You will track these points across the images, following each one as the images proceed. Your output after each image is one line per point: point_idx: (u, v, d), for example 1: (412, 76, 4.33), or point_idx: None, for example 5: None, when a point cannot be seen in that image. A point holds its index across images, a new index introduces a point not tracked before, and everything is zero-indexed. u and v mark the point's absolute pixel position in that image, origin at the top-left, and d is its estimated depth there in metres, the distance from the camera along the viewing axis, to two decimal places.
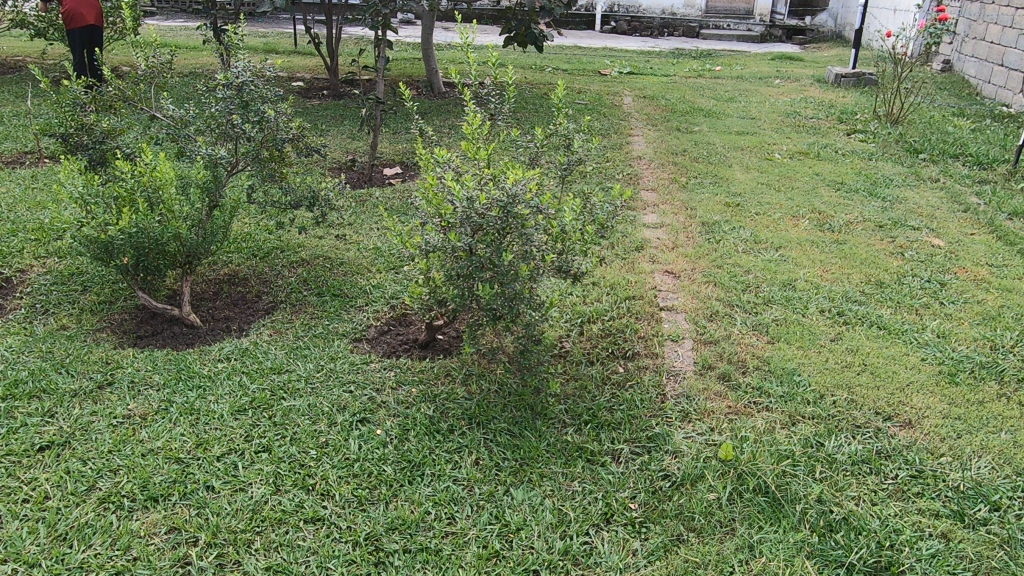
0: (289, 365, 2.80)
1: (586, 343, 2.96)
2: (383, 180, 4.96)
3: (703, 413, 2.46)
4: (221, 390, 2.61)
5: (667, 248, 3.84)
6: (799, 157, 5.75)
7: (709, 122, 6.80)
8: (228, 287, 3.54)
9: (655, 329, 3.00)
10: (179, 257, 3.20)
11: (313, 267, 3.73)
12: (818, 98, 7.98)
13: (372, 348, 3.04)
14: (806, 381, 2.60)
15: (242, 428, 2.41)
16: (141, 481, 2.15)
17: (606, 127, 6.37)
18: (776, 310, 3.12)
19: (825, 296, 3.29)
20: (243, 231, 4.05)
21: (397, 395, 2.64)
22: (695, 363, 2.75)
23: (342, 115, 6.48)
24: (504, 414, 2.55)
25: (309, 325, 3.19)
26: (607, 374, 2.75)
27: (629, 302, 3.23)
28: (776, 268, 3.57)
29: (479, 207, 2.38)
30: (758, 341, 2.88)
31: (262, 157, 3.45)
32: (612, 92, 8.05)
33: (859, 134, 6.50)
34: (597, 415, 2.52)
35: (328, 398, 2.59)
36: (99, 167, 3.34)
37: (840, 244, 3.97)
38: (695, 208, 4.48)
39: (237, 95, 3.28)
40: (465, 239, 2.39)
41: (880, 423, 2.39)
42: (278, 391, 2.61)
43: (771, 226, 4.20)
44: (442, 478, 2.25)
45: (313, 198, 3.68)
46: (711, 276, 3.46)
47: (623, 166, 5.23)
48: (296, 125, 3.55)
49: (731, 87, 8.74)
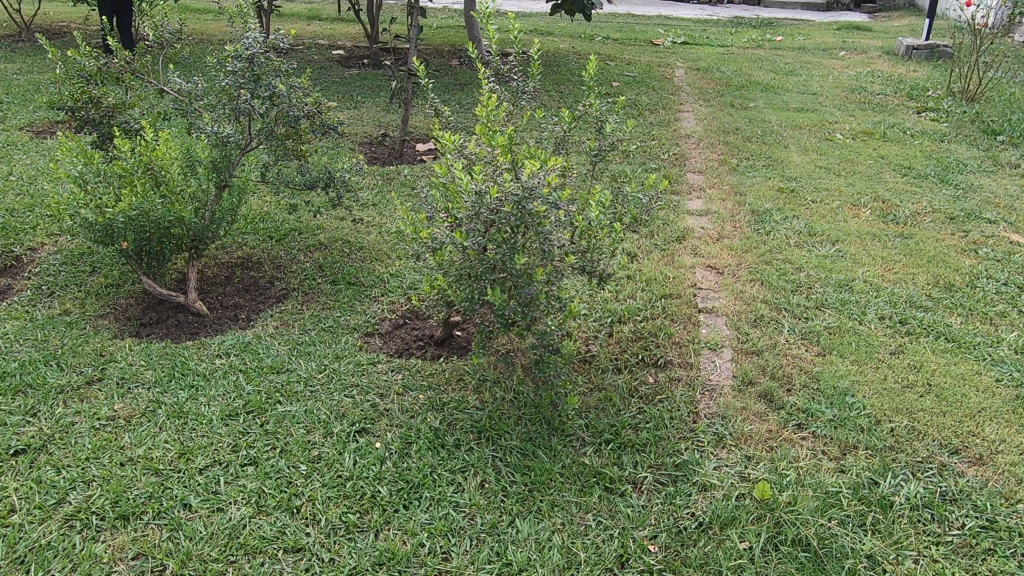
0: (290, 363, 2.60)
1: (614, 347, 2.70)
2: (414, 156, 4.73)
3: (740, 437, 2.18)
4: (215, 391, 2.42)
5: (711, 239, 3.53)
6: (864, 137, 5.32)
7: (766, 97, 6.38)
8: (241, 271, 3.36)
9: (691, 334, 2.71)
10: (185, 241, 3.02)
11: (330, 252, 3.52)
12: (886, 72, 7.44)
13: (383, 344, 2.83)
14: (861, 403, 2.29)
15: (231, 436, 2.22)
16: (113, 496, 1.98)
17: (654, 101, 6.01)
18: (829, 316, 2.80)
19: (886, 300, 2.94)
20: (262, 212, 3.87)
21: (403, 402, 2.42)
22: (735, 376, 2.46)
23: (379, 86, 6.26)
24: (517, 428, 2.31)
25: (319, 316, 2.99)
26: (634, 385, 2.49)
27: (665, 301, 2.95)
28: (831, 265, 3.23)
29: (489, 202, 2.10)
30: (807, 353, 2.57)
31: (276, 134, 3.25)
32: (663, 64, 7.66)
33: (930, 113, 6.00)
34: (620, 434, 2.26)
35: (327, 403, 2.39)
36: (106, 143, 3.17)
37: (905, 239, 3.60)
38: (744, 193, 4.14)
39: (248, 67, 3.04)
40: (474, 238, 2.13)
41: (945, 459, 2.08)
42: (275, 394, 2.42)
43: (828, 215, 3.84)
44: (442, 503, 2.02)
45: (330, 178, 3.45)
46: (758, 274, 3.15)
47: (670, 146, 4.90)
48: (312, 101, 3.31)
49: (792, 59, 8.24)
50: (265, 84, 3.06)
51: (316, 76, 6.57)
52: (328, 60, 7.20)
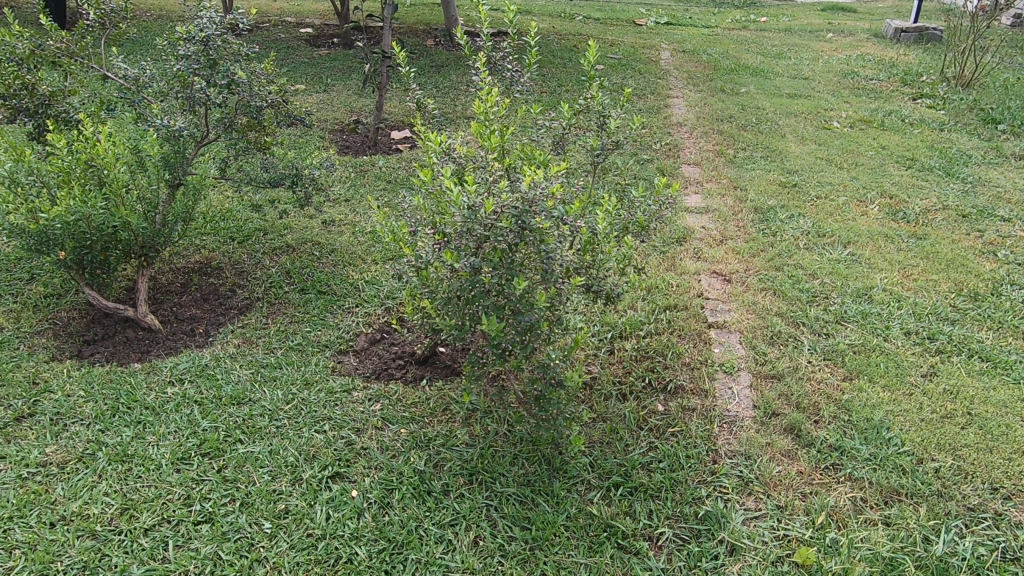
0: (253, 392, 2.29)
1: (617, 368, 2.43)
2: (389, 146, 4.40)
3: (768, 482, 1.93)
4: (166, 429, 2.11)
5: (713, 241, 3.27)
6: (861, 126, 5.07)
7: (757, 82, 6.11)
8: (199, 278, 3.03)
9: (702, 354, 2.44)
10: (134, 248, 2.67)
11: (299, 255, 3.20)
12: (877, 56, 7.20)
13: (358, 364, 2.53)
14: (899, 439, 2.05)
15: (183, 486, 1.91)
16: (39, 568, 1.66)
17: (641, 86, 5.72)
18: (850, 332, 2.55)
19: (909, 312, 2.70)
20: (223, 210, 3.54)
21: (382, 439, 2.13)
22: (756, 405, 2.20)
23: (350, 68, 5.90)
24: (514, 470, 2.04)
25: (286, 333, 2.68)
26: (643, 416, 2.22)
27: (669, 314, 2.68)
28: (846, 271, 2.98)
29: (484, 216, 1.78)
30: (833, 377, 2.31)
31: (236, 126, 2.91)
32: (647, 45, 7.36)
33: (926, 100, 5.77)
34: (631, 476, 1.99)
35: (295, 442, 2.09)
36: (42, 136, 2.79)
37: (919, 239, 3.36)
38: (745, 188, 3.87)
39: (202, 51, 2.69)
40: (467, 258, 1.82)
41: (1001, 506, 1.84)
42: (235, 432, 2.11)
43: (835, 213, 3.59)
44: (430, 568, 1.74)
45: (297, 175, 3.10)
46: (769, 282, 2.89)
47: (662, 135, 4.62)
48: (276, 89, 2.97)
49: (780, 41, 7.98)
50: (222, 70, 2.72)
51: (283, 57, 6.18)
52: (295, 39, 6.80)
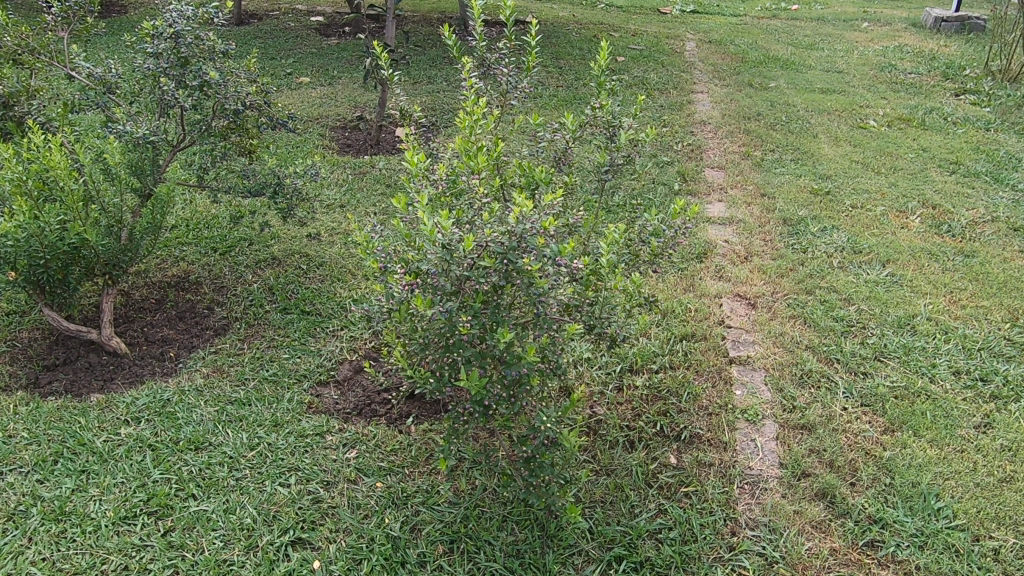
0: (215, 436, 2.04)
1: (626, 411, 2.15)
2: (392, 145, 4.14)
3: (796, 563, 1.65)
4: (112, 481, 1.87)
5: (737, 257, 2.98)
6: (900, 125, 4.72)
7: (787, 76, 5.76)
8: (175, 293, 2.79)
9: (722, 396, 2.16)
10: (97, 266, 2.42)
11: (284, 269, 2.96)
12: (916, 48, 6.80)
13: (338, 397, 2.28)
14: (950, 510, 1.76)
15: (120, 554, 1.67)
16: None
17: (664, 79, 5.41)
18: (891, 371, 2.25)
19: (958, 347, 2.39)
20: (208, 217, 3.30)
21: (354, 495, 1.88)
22: (782, 463, 1.91)
23: (358, 59, 5.64)
24: (501, 537, 1.77)
25: (262, 360, 2.43)
26: (652, 471, 1.94)
27: (686, 345, 2.40)
28: (886, 296, 2.67)
29: (463, 255, 1.50)
30: (872, 429, 2.02)
31: (213, 130, 2.66)
32: (671, 35, 7.02)
33: (969, 96, 5.40)
34: (635, 548, 1.72)
35: (255, 499, 1.84)
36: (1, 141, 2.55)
37: (967, 257, 3.04)
38: (773, 195, 3.56)
39: (173, 48, 2.43)
40: (443, 302, 1.54)
41: None
42: (188, 485, 1.87)
43: (872, 225, 3.28)
44: None
45: (279, 184, 2.81)
46: (798, 308, 2.59)
47: (684, 134, 4.32)
48: (256, 90, 2.71)
49: (812, 31, 7.60)
50: (193, 70, 2.47)
51: (290, 47, 5.93)
52: (304, 28, 6.55)
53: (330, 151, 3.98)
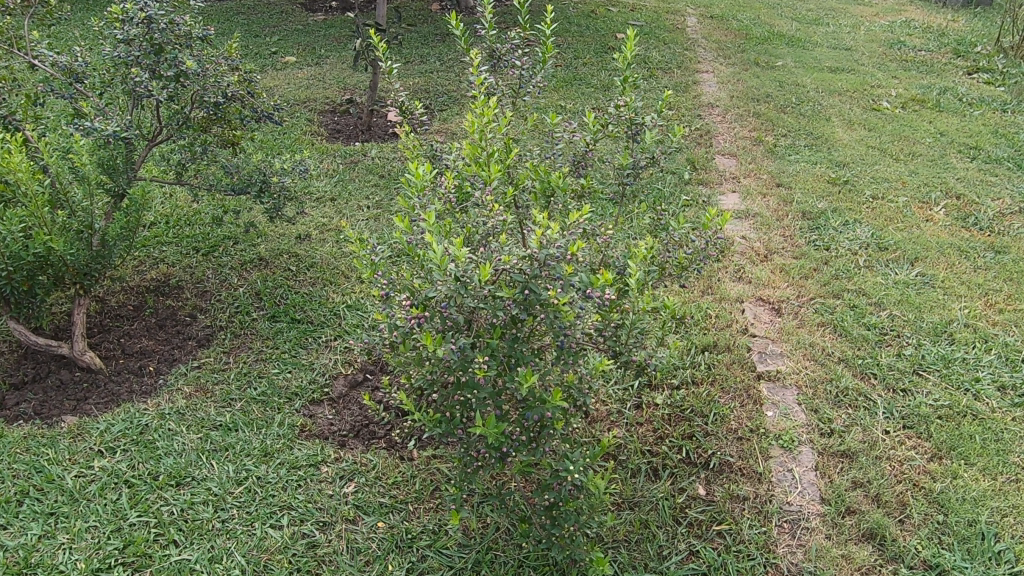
0: (198, 470, 1.86)
1: (647, 434, 1.97)
2: (384, 131, 3.91)
3: None
4: (83, 525, 1.68)
5: (757, 256, 2.80)
6: (914, 106, 4.53)
7: (794, 53, 5.54)
8: (154, 298, 2.58)
9: (752, 418, 1.98)
10: (67, 276, 2.18)
11: (272, 271, 2.75)
12: (923, 23, 6.57)
13: (332, 418, 2.09)
14: (1012, 554, 1.60)
15: None
16: None
17: (667, 58, 5.18)
18: (933, 388, 2.08)
19: (1001, 358, 2.22)
20: (190, 214, 3.08)
21: (354, 538, 1.70)
22: (824, 498, 1.75)
23: (347, 37, 5.38)
24: None
25: (250, 376, 2.23)
26: (681, 505, 1.77)
27: (710, 358, 2.21)
28: (918, 300, 2.50)
29: (478, 285, 1.31)
30: (919, 456, 1.85)
31: (191, 123, 2.42)
32: (671, 9, 6.77)
33: (983, 75, 5.20)
34: None
35: (244, 546, 1.66)
36: None
37: (998, 254, 2.86)
38: (789, 185, 3.37)
39: (144, 34, 2.20)
40: (454, 337, 1.35)
41: None
42: (168, 530, 1.68)
43: (895, 218, 3.10)
44: None
45: (265, 182, 2.58)
46: (827, 314, 2.42)
47: (691, 118, 4.12)
48: (238, 79, 2.46)
49: (815, 4, 7.35)
50: (168, 58, 2.24)
51: (275, 24, 5.65)
52: (290, 3, 6.26)
53: (319, 138, 3.76)
